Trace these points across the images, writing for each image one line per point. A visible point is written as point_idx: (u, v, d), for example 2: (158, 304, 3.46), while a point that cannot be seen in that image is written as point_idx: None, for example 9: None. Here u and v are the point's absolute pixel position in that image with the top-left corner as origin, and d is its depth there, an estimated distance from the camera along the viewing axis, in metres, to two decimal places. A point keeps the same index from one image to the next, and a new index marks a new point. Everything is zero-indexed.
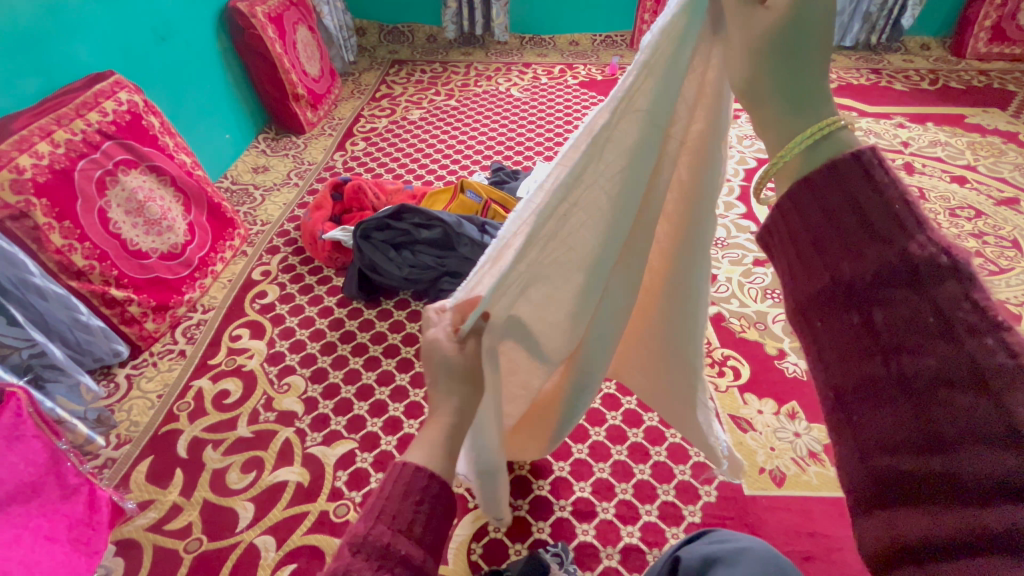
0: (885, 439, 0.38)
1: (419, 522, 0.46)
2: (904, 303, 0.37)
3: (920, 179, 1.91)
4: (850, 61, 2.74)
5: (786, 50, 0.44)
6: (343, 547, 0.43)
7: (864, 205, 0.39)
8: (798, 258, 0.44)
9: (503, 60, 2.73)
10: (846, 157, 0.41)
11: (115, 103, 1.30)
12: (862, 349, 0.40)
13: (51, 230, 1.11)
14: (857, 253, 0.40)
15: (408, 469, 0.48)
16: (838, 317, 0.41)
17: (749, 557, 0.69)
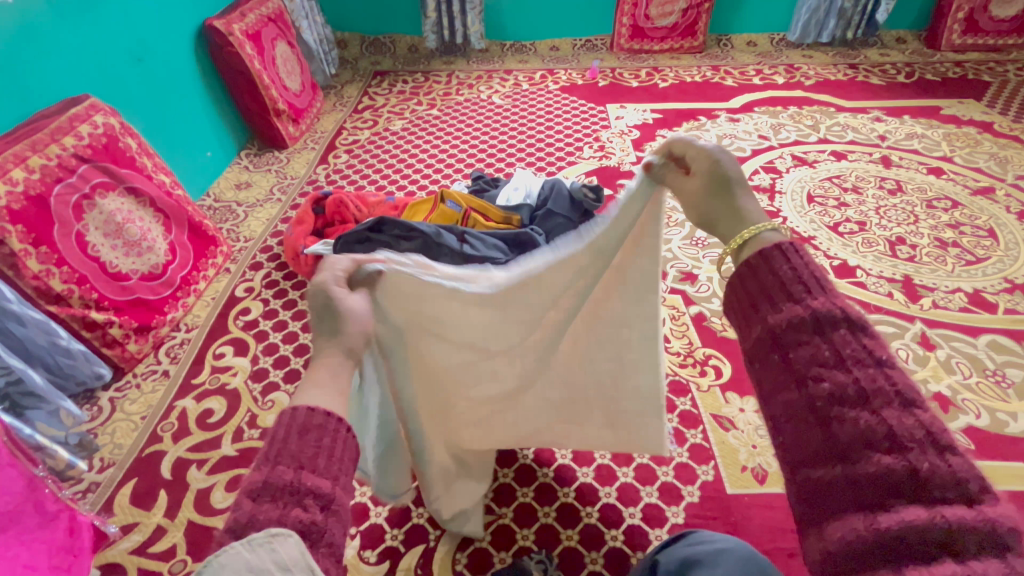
0: (808, 456, 0.45)
1: (322, 454, 0.44)
2: (809, 344, 0.47)
3: (898, 171, 1.94)
4: (828, 57, 2.77)
5: (718, 188, 0.64)
6: (241, 497, 0.41)
7: (786, 280, 0.51)
8: (737, 317, 0.55)
9: (485, 68, 2.74)
10: (774, 249, 0.54)
11: (91, 126, 1.30)
12: (783, 381, 0.48)
13: (27, 255, 1.11)
14: (777, 307, 0.50)
15: (301, 410, 0.46)
16: (767, 356, 0.50)
17: (726, 558, 0.70)
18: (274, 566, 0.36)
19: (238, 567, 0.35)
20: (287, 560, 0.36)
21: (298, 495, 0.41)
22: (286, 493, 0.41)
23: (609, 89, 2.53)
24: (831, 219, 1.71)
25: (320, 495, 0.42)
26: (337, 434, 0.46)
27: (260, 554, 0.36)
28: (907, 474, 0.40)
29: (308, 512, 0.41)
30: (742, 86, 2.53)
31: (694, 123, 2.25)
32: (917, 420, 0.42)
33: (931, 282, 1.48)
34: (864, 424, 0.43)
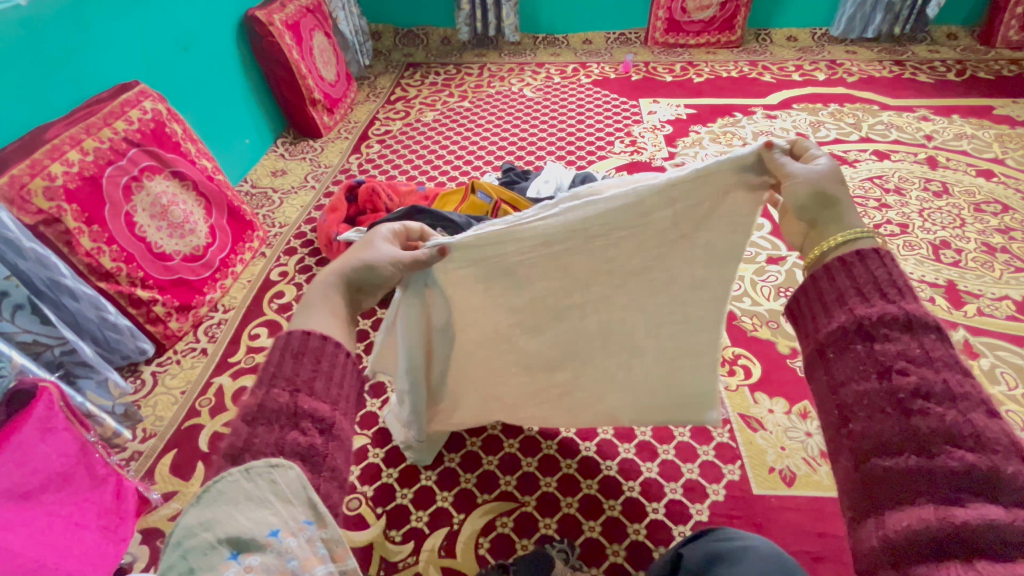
0: (875, 443, 0.47)
1: (318, 379, 0.53)
2: (898, 341, 0.49)
3: (944, 173, 1.86)
4: (873, 53, 2.67)
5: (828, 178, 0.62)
6: (238, 420, 0.49)
7: (879, 278, 0.53)
8: (814, 306, 0.56)
9: (516, 61, 2.74)
10: (869, 250, 0.55)
11: (141, 111, 1.36)
12: (864, 370, 0.49)
13: (81, 234, 1.16)
14: (867, 301, 0.52)
15: (296, 334, 0.55)
16: (847, 346, 0.51)
17: (751, 555, 0.69)
18: (273, 499, 0.43)
19: (239, 495, 0.42)
20: (286, 492, 0.44)
21: (296, 419, 0.50)
22: (283, 416, 0.49)
23: (642, 83, 2.50)
24: (871, 220, 1.66)
25: (316, 421, 0.50)
26: (333, 361, 0.54)
27: (260, 484, 0.44)
28: (989, 472, 0.41)
29: (305, 435, 0.49)
30: (781, 82, 2.47)
31: (729, 119, 2.20)
32: (1002, 426, 0.43)
33: (976, 288, 1.42)
34: (949, 421, 0.44)
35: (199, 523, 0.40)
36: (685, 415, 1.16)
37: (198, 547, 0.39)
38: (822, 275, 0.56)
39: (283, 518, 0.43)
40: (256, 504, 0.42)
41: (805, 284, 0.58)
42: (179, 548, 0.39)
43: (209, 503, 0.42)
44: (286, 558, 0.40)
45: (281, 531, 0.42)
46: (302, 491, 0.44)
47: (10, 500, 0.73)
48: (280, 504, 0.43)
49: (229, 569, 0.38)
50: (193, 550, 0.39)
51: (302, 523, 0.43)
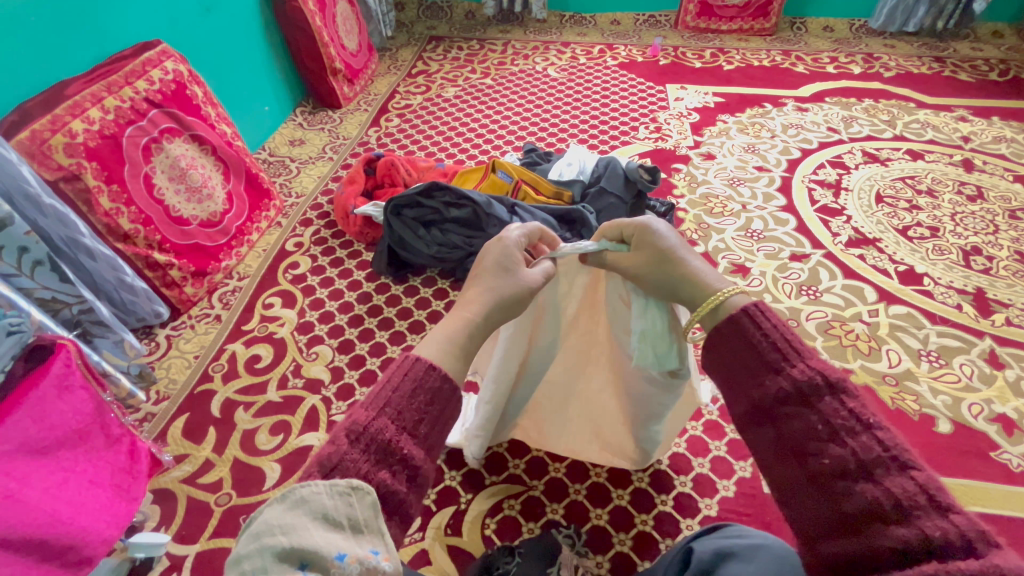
0: (819, 527, 0.47)
1: (422, 424, 0.51)
2: (800, 416, 0.50)
3: (979, 176, 1.80)
4: (912, 48, 2.57)
5: (660, 260, 0.69)
6: (340, 433, 0.47)
7: (763, 348, 0.55)
8: (724, 387, 0.59)
9: (542, 39, 2.67)
10: (750, 307, 0.59)
11: (161, 72, 1.34)
12: (785, 456, 0.51)
13: (100, 192, 1.16)
14: (759, 381, 0.55)
15: (422, 364, 0.54)
16: (764, 432, 0.53)
17: (762, 553, 0.68)
18: (346, 522, 0.43)
19: (318, 507, 0.43)
20: (359, 518, 0.43)
21: (390, 458, 0.48)
22: (380, 449, 0.48)
23: (670, 68, 2.43)
24: (900, 222, 1.61)
25: (406, 466, 0.49)
26: (443, 408, 0.53)
27: (338, 501, 0.43)
28: (922, 544, 0.40)
29: (393, 477, 0.48)
30: (814, 74, 2.38)
31: (758, 109, 2.14)
32: (914, 481, 0.42)
33: (1006, 297, 1.38)
34: (869, 499, 0.43)
35: (279, 525, 0.41)
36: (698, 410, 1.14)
37: (273, 548, 0.40)
38: (718, 354, 0.60)
39: (353, 543, 0.42)
40: (331, 522, 0.43)
41: (710, 357, 0.61)
42: (257, 542, 0.40)
43: (290, 505, 0.43)
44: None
45: (348, 556, 0.41)
46: (375, 522, 0.44)
47: (26, 454, 0.73)
48: (351, 530, 0.43)
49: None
50: (269, 550, 0.40)
51: (368, 551, 0.42)
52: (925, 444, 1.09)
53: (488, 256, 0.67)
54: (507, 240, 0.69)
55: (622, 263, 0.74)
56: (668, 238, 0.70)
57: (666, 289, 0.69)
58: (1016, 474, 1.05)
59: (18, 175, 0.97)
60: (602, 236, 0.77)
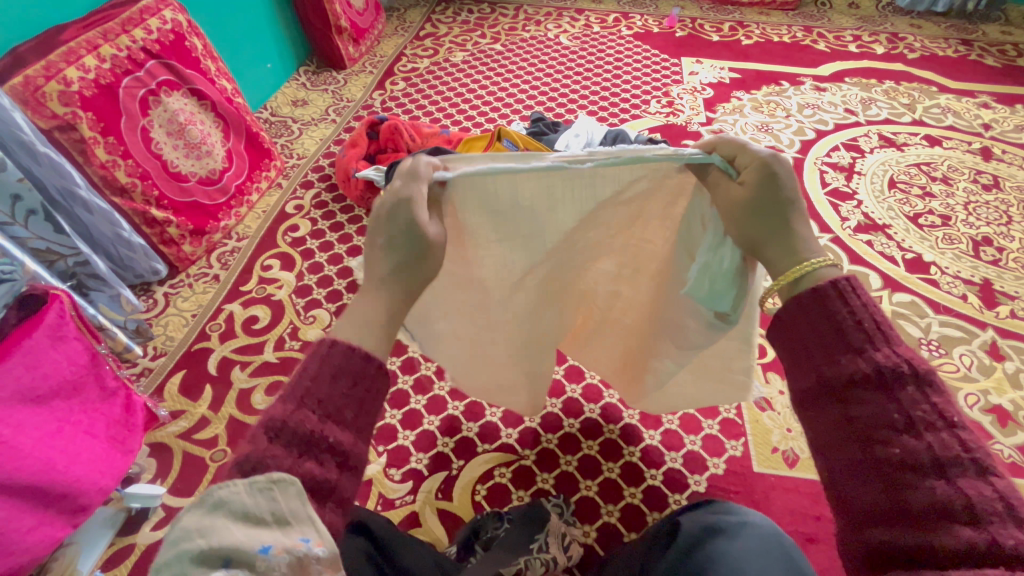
0: (872, 511, 0.48)
1: (348, 408, 0.48)
2: (874, 402, 0.49)
3: (997, 166, 1.75)
4: (939, 29, 2.46)
5: (762, 209, 0.60)
6: (259, 430, 0.44)
7: (844, 324, 0.52)
8: (790, 358, 0.57)
9: (556, 5, 2.56)
10: (845, 285, 0.54)
11: (160, 21, 1.29)
12: (847, 438, 0.50)
13: (96, 144, 1.13)
14: (834, 360, 0.52)
15: (337, 350, 0.49)
16: (826, 410, 0.53)
17: (751, 533, 0.68)
18: (271, 517, 0.42)
19: (239, 507, 0.41)
20: (284, 510, 0.42)
21: (316, 448, 0.46)
22: (304, 440, 0.45)
23: (686, 41, 2.34)
24: (912, 209, 1.57)
25: (335, 453, 0.46)
26: (369, 388, 0.49)
27: (259, 498, 0.42)
28: (989, 548, 0.40)
29: (321, 467, 0.45)
30: (835, 52, 2.30)
31: (775, 88, 2.07)
32: (993, 487, 0.42)
33: (1013, 290, 1.36)
34: (940, 495, 0.43)
35: (196, 529, 0.40)
36: None
37: (191, 552, 0.39)
38: (794, 321, 0.56)
39: (279, 535, 0.41)
40: (253, 520, 0.41)
41: (781, 324, 0.58)
42: (176, 550, 0.39)
43: (211, 507, 0.41)
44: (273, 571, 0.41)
45: (275, 548, 0.41)
46: (304, 511, 0.42)
47: (20, 403, 0.73)
48: (276, 522, 0.42)
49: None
50: (191, 555, 0.39)
51: (299, 541, 0.41)
52: None
53: (388, 217, 0.55)
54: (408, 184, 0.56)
55: (720, 191, 0.63)
56: (786, 186, 0.59)
57: (752, 240, 0.62)
58: (1006, 465, 1.05)
59: (11, 121, 0.95)
60: (716, 149, 0.64)
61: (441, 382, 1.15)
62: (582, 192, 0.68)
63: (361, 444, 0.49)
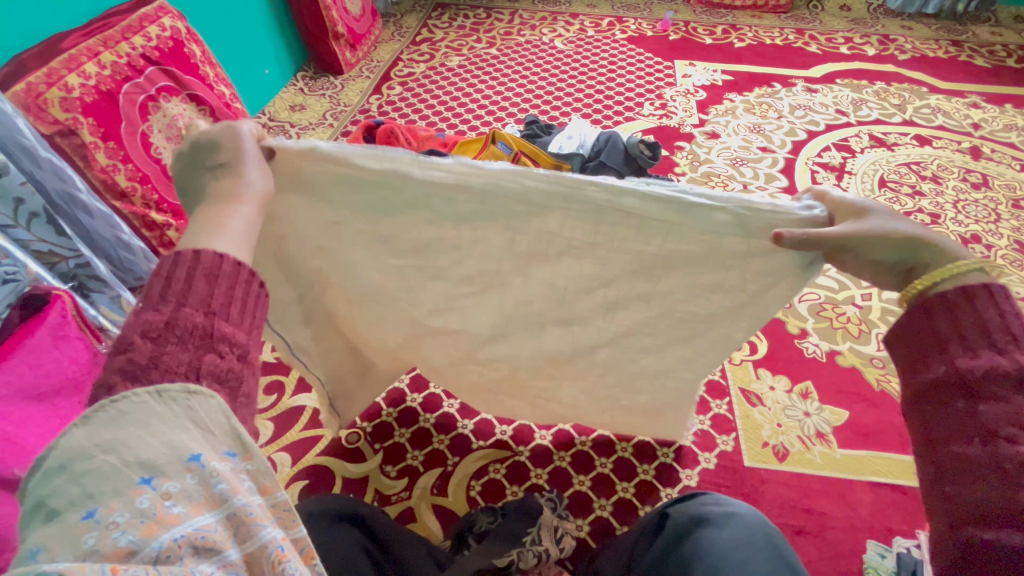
0: (981, 510, 0.44)
1: (233, 304, 0.46)
2: (1011, 402, 0.46)
3: (986, 165, 1.77)
4: (930, 31, 2.49)
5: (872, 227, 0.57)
6: (137, 337, 0.42)
7: (991, 325, 0.48)
8: (912, 353, 0.53)
9: (551, 9, 2.59)
10: (979, 288, 0.50)
11: (159, 28, 1.33)
12: (967, 433, 0.47)
13: (96, 148, 1.15)
14: (972, 352, 0.49)
15: (206, 254, 0.47)
16: (945, 403, 0.49)
17: (738, 522, 0.70)
18: (188, 425, 0.38)
19: (149, 417, 0.37)
20: (201, 418, 0.39)
21: (209, 346, 0.44)
22: (193, 339, 0.43)
23: (679, 44, 2.37)
24: (902, 207, 1.59)
25: (232, 346, 0.45)
26: (249, 287, 0.48)
27: (174, 408, 0.39)
28: None
29: (221, 360, 0.44)
30: (827, 54, 2.33)
31: (767, 89, 2.10)
32: None
33: None
34: None
35: (98, 445, 0.35)
36: None
37: (95, 471, 0.34)
38: (926, 319, 0.52)
39: (203, 445, 0.38)
40: (169, 429, 0.37)
41: (910, 321, 0.53)
42: (72, 473, 0.34)
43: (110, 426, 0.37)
44: (210, 483, 0.37)
45: (205, 458, 0.37)
46: (222, 421, 0.40)
47: (22, 400, 0.73)
48: (194, 430, 0.38)
49: (141, 495, 0.34)
50: (93, 476, 0.34)
51: (224, 454, 0.39)
52: None
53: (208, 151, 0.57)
54: (241, 129, 0.59)
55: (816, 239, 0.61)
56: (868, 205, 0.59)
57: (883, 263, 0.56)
58: None
59: (13, 127, 0.97)
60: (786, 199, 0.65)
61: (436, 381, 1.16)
62: (416, 212, 0.67)
63: (253, 338, 0.48)
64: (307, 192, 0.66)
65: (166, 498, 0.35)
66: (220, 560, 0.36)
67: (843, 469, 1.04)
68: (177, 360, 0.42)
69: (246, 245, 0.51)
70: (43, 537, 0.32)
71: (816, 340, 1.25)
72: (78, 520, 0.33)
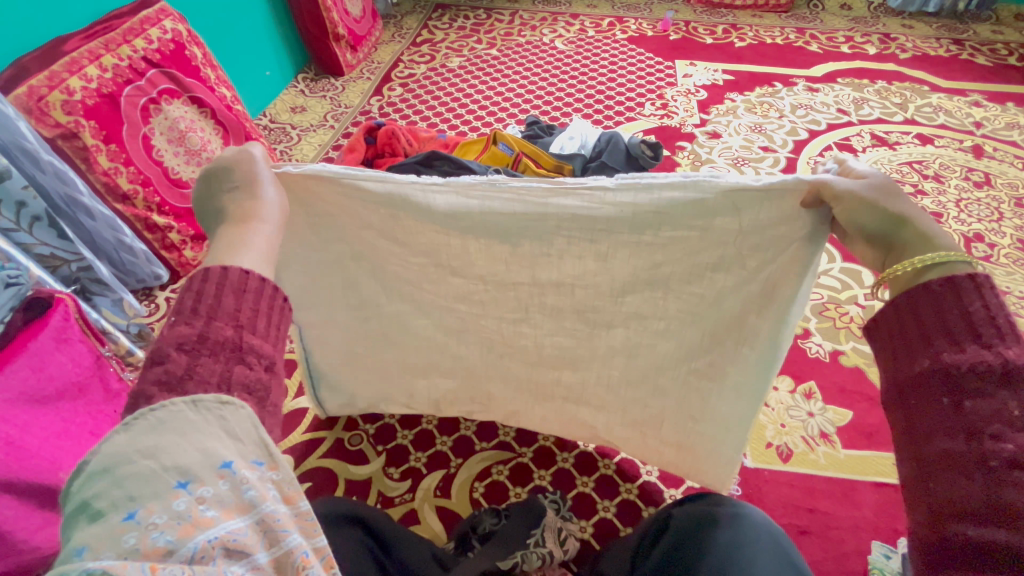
0: (960, 506, 0.42)
1: (261, 318, 0.47)
2: (994, 397, 0.43)
3: (988, 163, 1.77)
4: (931, 29, 2.49)
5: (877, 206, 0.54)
6: (170, 350, 0.43)
7: (977, 319, 0.46)
8: (894, 346, 0.50)
9: (551, 10, 2.59)
10: (966, 279, 0.48)
11: (160, 31, 1.32)
12: (950, 428, 0.45)
13: (98, 151, 1.15)
14: (959, 346, 0.46)
15: (234, 270, 0.47)
16: (930, 397, 0.46)
17: (740, 524, 0.69)
18: (220, 432, 0.40)
19: (185, 424, 0.39)
20: (233, 427, 0.40)
21: (239, 357, 0.44)
22: (223, 350, 0.44)
23: (680, 43, 2.37)
24: None
25: (261, 357, 0.46)
26: (274, 302, 0.49)
27: (207, 414, 0.40)
28: None
29: (250, 372, 0.44)
30: (828, 53, 2.32)
31: (768, 89, 2.09)
32: None
33: (1004, 285, 1.38)
34: None
35: (137, 451, 0.36)
36: None
37: (135, 474, 0.36)
38: (912, 311, 0.49)
39: (235, 453, 0.39)
40: (203, 436, 0.39)
41: (894, 314, 0.51)
42: (113, 474, 0.35)
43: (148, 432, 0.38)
44: (242, 489, 0.38)
45: (235, 466, 0.39)
46: (252, 431, 0.41)
47: (27, 403, 0.73)
48: (226, 439, 0.40)
49: (177, 499, 0.36)
50: (132, 479, 0.35)
51: (253, 463, 0.40)
52: None
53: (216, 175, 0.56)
54: (253, 153, 0.59)
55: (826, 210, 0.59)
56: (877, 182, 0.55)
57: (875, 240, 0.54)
58: None
59: (15, 130, 0.97)
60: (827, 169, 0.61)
61: None
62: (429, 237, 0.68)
63: (280, 350, 0.48)
64: (310, 207, 0.67)
65: (199, 504, 0.36)
66: (251, 563, 0.37)
67: (847, 469, 1.04)
68: (210, 371, 0.43)
69: (270, 261, 0.52)
70: (88, 535, 0.34)
71: (820, 340, 1.25)
72: (119, 521, 0.34)
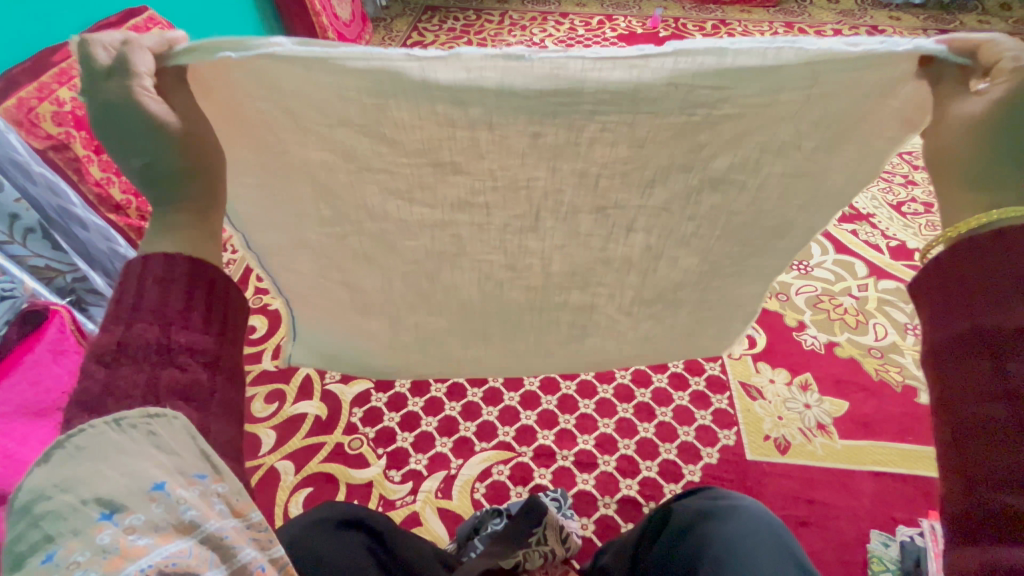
0: (1004, 474, 0.37)
1: (194, 310, 0.43)
2: None
3: None
4: (918, 20, 2.51)
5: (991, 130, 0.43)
6: (90, 363, 0.40)
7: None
8: (931, 306, 0.44)
9: (540, 9, 2.59)
10: None
11: None
12: (990, 393, 0.39)
13: (89, 161, 1.15)
14: (1007, 308, 0.39)
15: (156, 262, 0.44)
16: (969, 360, 0.40)
17: (740, 516, 0.70)
18: (153, 450, 0.34)
19: (109, 447, 0.33)
20: (166, 442, 0.35)
21: (169, 357, 0.41)
22: (152, 352, 0.41)
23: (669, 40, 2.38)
24: (896, 198, 1.59)
25: (197, 354, 0.42)
26: (208, 290, 0.45)
27: (133, 435, 0.34)
28: None
29: (185, 371, 0.41)
30: None
31: None
32: None
33: None
34: None
35: (53, 485, 0.30)
36: (686, 380, 1.17)
37: (54, 511, 0.29)
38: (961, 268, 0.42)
39: (169, 469, 0.33)
40: (131, 455, 0.33)
41: (935, 272, 0.44)
42: (27, 517, 0.29)
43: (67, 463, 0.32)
44: (179, 509, 0.32)
45: (170, 485, 0.32)
46: (188, 442, 0.36)
47: (25, 416, 0.73)
48: (158, 454, 0.34)
49: (101, 532, 0.29)
50: (47, 519, 0.29)
51: (193, 477, 0.34)
52: (908, 416, 1.11)
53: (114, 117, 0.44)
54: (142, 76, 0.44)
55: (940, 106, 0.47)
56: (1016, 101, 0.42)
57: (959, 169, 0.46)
58: None
59: (6, 142, 0.95)
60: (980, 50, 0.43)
61: (438, 384, 1.16)
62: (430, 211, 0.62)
63: (224, 342, 0.45)
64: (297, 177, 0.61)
65: (128, 533, 0.30)
66: None
67: (844, 460, 1.05)
68: (134, 381, 0.39)
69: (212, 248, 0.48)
70: None
71: (815, 332, 1.25)
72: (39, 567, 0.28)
